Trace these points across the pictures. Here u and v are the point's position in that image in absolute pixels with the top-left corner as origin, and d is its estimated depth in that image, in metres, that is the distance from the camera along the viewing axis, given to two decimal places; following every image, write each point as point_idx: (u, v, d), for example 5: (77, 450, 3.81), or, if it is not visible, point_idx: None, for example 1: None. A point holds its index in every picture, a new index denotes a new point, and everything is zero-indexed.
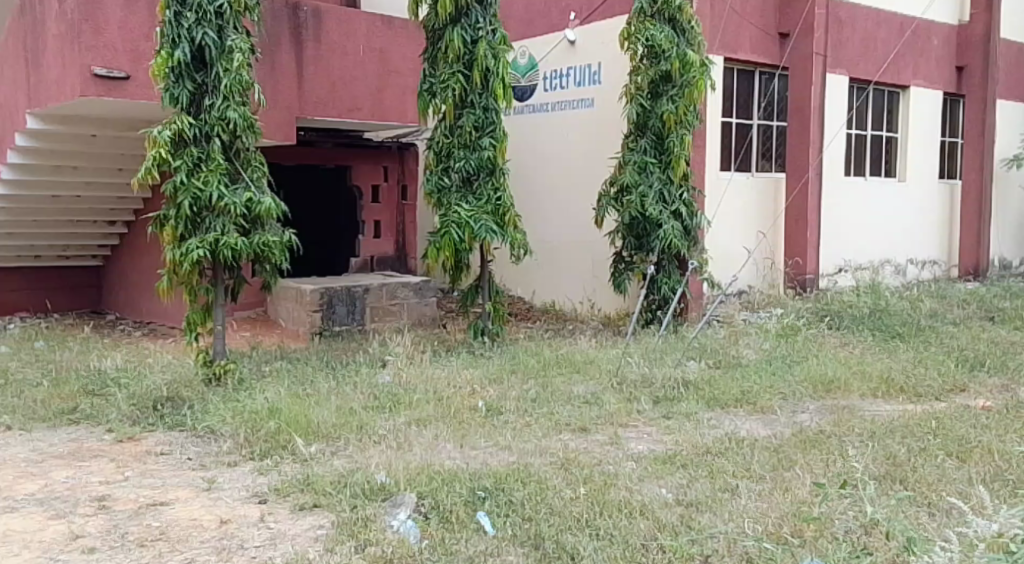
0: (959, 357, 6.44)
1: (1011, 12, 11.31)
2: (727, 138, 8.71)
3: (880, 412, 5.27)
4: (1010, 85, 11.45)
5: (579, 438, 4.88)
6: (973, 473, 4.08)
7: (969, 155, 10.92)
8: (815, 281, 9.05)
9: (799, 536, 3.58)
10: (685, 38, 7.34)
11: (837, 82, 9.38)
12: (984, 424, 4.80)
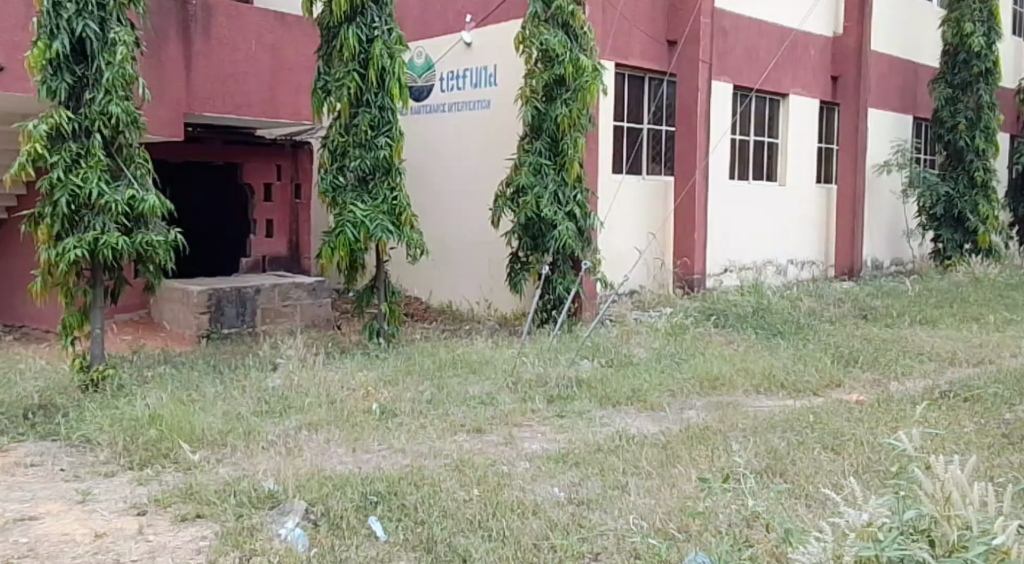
0: (835, 353, 6.73)
1: (882, 25, 11.88)
2: (619, 141, 8.88)
3: (762, 407, 5.47)
4: (882, 95, 12.03)
5: (474, 439, 4.91)
6: (847, 466, 4.27)
7: (844, 161, 11.40)
8: (702, 281, 9.29)
9: (684, 531, 3.68)
10: (578, 43, 7.49)
11: (722, 89, 9.68)
12: (858, 418, 5.04)
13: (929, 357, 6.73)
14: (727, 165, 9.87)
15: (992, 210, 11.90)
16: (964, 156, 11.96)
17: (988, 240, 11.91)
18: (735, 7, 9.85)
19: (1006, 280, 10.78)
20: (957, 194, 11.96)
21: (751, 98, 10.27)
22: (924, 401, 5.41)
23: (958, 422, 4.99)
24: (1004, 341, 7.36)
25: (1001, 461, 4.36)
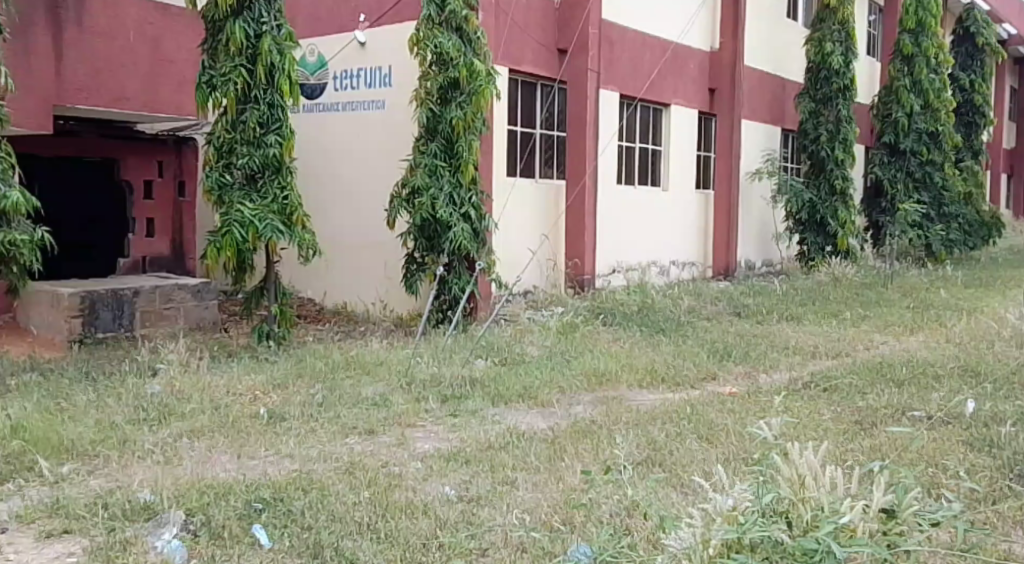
0: (712, 348, 7.07)
1: (755, 40, 12.47)
2: (513, 145, 9.05)
3: (645, 400, 5.74)
4: (755, 107, 12.61)
5: (366, 441, 5.00)
6: (720, 454, 4.55)
7: (720, 169, 11.88)
8: (592, 281, 9.55)
9: (567, 523, 3.87)
10: (472, 47, 7.64)
11: (609, 97, 9.99)
12: (729, 408, 5.34)
13: (794, 350, 7.14)
14: (614, 169, 10.17)
15: (850, 216, 12.54)
16: (825, 166, 12.60)
17: (846, 243, 12.55)
18: (621, 19, 10.17)
19: (861, 279, 11.56)
20: (819, 201, 12.57)
21: (636, 106, 10.60)
22: (787, 392, 5.77)
23: (817, 410, 5.34)
24: (862, 335, 7.87)
25: (854, 445, 4.71)
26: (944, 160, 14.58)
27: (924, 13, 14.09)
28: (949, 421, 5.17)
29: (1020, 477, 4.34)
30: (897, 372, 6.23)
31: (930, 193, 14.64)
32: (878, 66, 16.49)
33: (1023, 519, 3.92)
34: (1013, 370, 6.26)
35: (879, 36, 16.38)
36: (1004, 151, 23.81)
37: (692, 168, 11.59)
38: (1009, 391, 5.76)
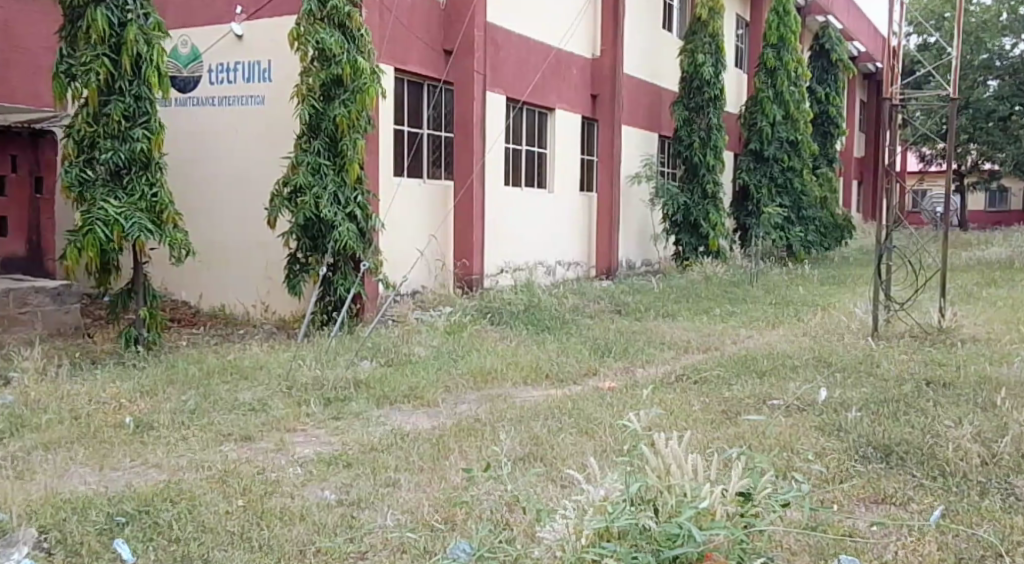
0: (594, 345, 7.25)
1: (634, 47, 12.80)
2: (400, 145, 9.04)
3: (529, 397, 5.85)
4: (634, 111, 12.94)
5: (242, 447, 4.93)
6: (595, 447, 4.69)
7: (603, 172, 12.17)
8: (480, 281, 9.73)
9: (448, 521, 3.93)
10: (356, 44, 7.62)
11: (496, 100, 10.09)
12: (607, 402, 5.50)
13: (669, 345, 7.39)
14: (501, 171, 10.27)
15: (720, 218, 13.32)
16: (697, 171, 13.31)
17: (717, 244, 13.28)
18: (506, 23, 10.26)
19: (731, 278, 11.89)
20: (693, 204, 13.25)
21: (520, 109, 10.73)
22: (659, 385, 5.98)
23: (687, 401, 5.55)
24: (729, 330, 8.20)
25: (721, 434, 4.93)
26: (803, 167, 15.35)
27: (784, 29, 14.73)
28: (804, 408, 5.46)
29: (867, 460, 4.65)
30: (759, 364, 6.52)
31: (791, 197, 15.42)
32: (744, 77, 17.13)
33: (864, 497, 4.23)
34: (863, 360, 6.65)
35: (745, 50, 17.03)
36: (856, 159, 24.98)
37: (575, 170, 11.83)
38: (857, 379, 6.13)
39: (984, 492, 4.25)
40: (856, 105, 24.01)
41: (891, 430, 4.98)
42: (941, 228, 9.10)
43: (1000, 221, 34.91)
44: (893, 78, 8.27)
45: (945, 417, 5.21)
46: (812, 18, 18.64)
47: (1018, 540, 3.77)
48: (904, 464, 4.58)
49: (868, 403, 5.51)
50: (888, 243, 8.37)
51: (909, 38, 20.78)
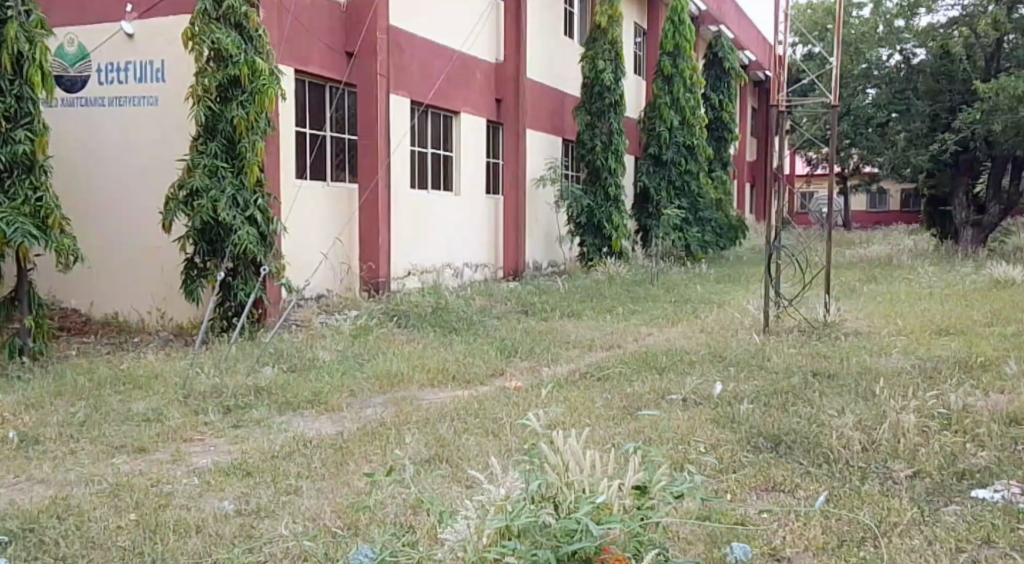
0: (501, 345, 7.28)
1: (537, 52, 12.90)
2: (302, 148, 8.92)
3: (435, 399, 5.84)
4: (538, 115, 13.03)
5: (134, 460, 4.79)
6: (500, 447, 4.70)
7: (508, 174, 12.23)
8: (386, 284, 9.65)
9: (350, 527, 3.89)
10: (254, 45, 7.50)
11: (400, 102, 10.04)
12: (513, 402, 5.53)
13: (574, 344, 7.48)
14: (406, 173, 10.21)
15: (622, 220, 13.53)
16: (600, 174, 13.46)
17: (620, 245, 13.50)
18: (409, 26, 10.21)
19: (635, 277, 12.11)
20: (596, 206, 13.41)
21: (425, 112, 10.69)
22: (564, 383, 6.04)
23: (590, 398, 5.61)
24: (632, 328, 8.31)
25: (622, 429, 5.01)
26: (699, 170, 15.81)
27: (679, 38, 15.05)
28: (700, 401, 5.60)
29: (758, 450, 4.79)
30: (658, 360, 6.64)
31: (688, 200, 15.85)
32: (642, 83, 17.43)
33: (756, 485, 4.36)
34: (755, 354, 6.84)
35: (644, 57, 17.34)
36: (748, 163, 25.67)
37: (481, 172, 11.86)
38: (750, 372, 6.31)
39: (864, 477, 4.42)
40: (747, 111, 24.66)
41: (782, 421, 5.14)
42: (825, 228, 9.46)
43: (882, 221, 36.32)
44: (779, 86, 8.56)
45: (829, 406, 5.40)
46: (705, 27, 19.08)
47: (895, 521, 3.94)
48: (791, 453, 4.73)
49: (759, 395, 5.68)
50: (777, 242, 8.67)
51: (797, 49, 21.46)
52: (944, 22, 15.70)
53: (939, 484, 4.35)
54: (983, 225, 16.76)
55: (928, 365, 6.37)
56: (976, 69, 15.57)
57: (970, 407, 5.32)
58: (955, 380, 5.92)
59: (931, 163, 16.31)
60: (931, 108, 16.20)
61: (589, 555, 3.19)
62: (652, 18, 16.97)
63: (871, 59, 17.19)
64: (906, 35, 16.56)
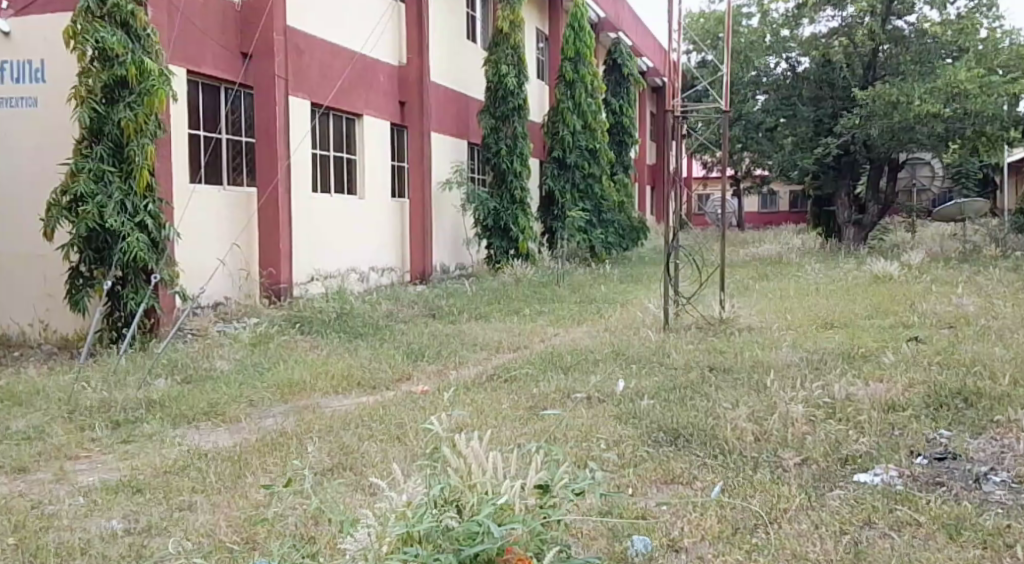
0: (406, 350, 7.21)
1: (440, 55, 12.87)
2: (196, 151, 8.69)
3: (338, 406, 5.75)
4: (442, 118, 12.99)
5: (14, 481, 4.57)
6: (402, 453, 4.65)
7: (413, 177, 12.16)
8: (289, 290, 9.48)
9: (246, 542, 3.79)
10: (141, 44, 7.28)
11: (300, 104, 9.86)
12: (419, 406, 5.48)
13: (481, 346, 7.46)
14: (307, 177, 10.04)
15: (528, 222, 13.66)
16: (505, 177, 13.51)
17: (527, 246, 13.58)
18: (308, 28, 10.05)
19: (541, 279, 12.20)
20: (502, 208, 13.47)
21: (326, 115, 10.54)
22: (470, 385, 6.02)
23: (497, 400, 5.61)
24: (538, 329, 8.34)
25: (527, 429, 5.02)
26: (602, 173, 16.01)
27: (580, 44, 15.23)
28: (603, 399, 5.65)
29: (658, 444, 4.85)
30: (564, 360, 6.68)
31: (591, 202, 16.02)
32: (545, 88, 17.56)
33: (656, 479, 4.41)
34: (656, 352, 6.93)
35: (546, 63, 17.48)
36: (648, 166, 26.15)
37: (385, 175, 11.76)
38: (651, 369, 6.40)
39: (757, 466, 4.52)
40: (646, 116, 25.12)
41: (681, 415, 5.22)
42: (720, 229, 9.67)
43: (773, 221, 37.43)
44: (673, 93, 8.73)
45: (724, 400, 5.51)
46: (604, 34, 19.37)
47: (785, 508, 4.03)
48: (689, 446, 4.82)
49: (659, 391, 5.76)
50: (675, 243, 8.84)
51: (691, 57, 21.94)
52: (826, 33, 16.49)
53: (826, 470, 4.48)
54: (864, 224, 17.57)
55: (816, 357, 6.57)
56: (854, 76, 16.49)
57: (853, 396, 5.51)
58: (839, 370, 6.12)
59: (815, 165, 16.89)
60: (815, 114, 16.88)
61: (492, 556, 3.18)
62: (553, 24, 17.15)
63: (758, 67, 17.27)
64: (790, 44, 16.89)
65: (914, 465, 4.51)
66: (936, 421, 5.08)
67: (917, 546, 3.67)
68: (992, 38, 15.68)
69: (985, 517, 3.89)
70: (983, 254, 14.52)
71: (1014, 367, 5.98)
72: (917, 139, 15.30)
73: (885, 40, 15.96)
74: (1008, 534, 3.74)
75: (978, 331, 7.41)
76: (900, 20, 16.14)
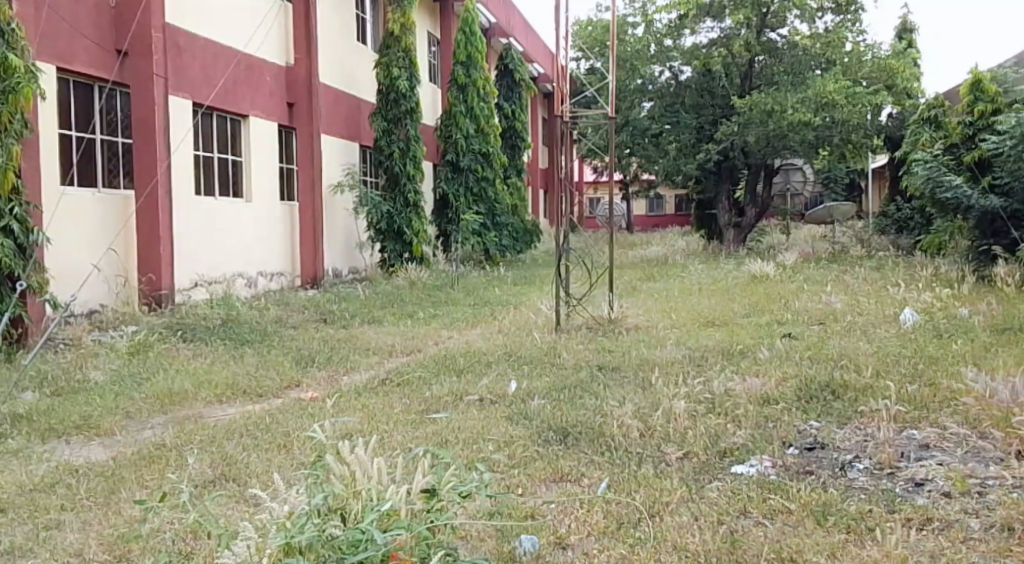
0: (295, 356, 7.08)
1: (330, 56, 12.70)
2: (67, 151, 8.36)
3: (221, 416, 5.60)
4: (333, 120, 12.83)
5: None
6: (289, 463, 4.56)
7: (302, 180, 11.97)
8: (170, 296, 9.20)
9: (120, 559, 3.67)
10: (5, 39, 6.95)
11: (180, 104, 9.58)
12: (306, 413, 5.39)
13: (373, 350, 7.39)
14: (190, 180, 9.77)
15: (422, 225, 13.60)
16: (399, 180, 13.43)
17: (421, 250, 13.54)
18: (189, 25, 9.78)
19: (435, 282, 12.15)
20: (395, 212, 13.39)
21: (210, 116, 10.28)
22: (361, 391, 5.95)
23: (389, 404, 5.57)
24: (432, 332, 8.32)
25: (418, 434, 4.99)
26: (495, 177, 16.08)
27: (471, 48, 15.33)
28: (495, 400, 5.67)
29: (548, 443, 4.89)
30: (456, 363, 6.67)
31: (486, 205, 16.06)
32: (438, 92, 17.50)
33: (545, 477, 4.45)
34: (547, 352, 7.00)
35: (438, 66, 17.45)
36: (540, 170, 26.40)
37: (273, 178, 11.54)
38: (543, 369, 6.46)
39: (641, 461, 4.61)
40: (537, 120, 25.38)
41: (570, 414, 5.29)
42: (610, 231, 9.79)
43: (660, 224, 38.27)
44: (562, 98, 8.84)
45: (612, 397, 5.61)
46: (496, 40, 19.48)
47: (666, 501, 4.12)
48: (577, 444, 4.87)
49: (549, 391, 5.80)
50: (566, 246, 8.96)
51: (581, 64, 22.22)
52: (707, 44, 16.88)
53: (704, 463, 4.60)
54: (743, 227, 18.15)
55: (698, 354, 6.74)
56: (732, 85, 17.05)
57: (732, 390, 5.67)
58: (719, 367, 6.30)
59: (698, 171, 17.42)
60: (697, 121, 17.40)
61: None
62: (444, 28, 17.15)
63: (644, 75, 17.47)
64: (673, 54, 17.13)
65: (786, 455, 4.68)
66: (807, 413, 5.28)
67: (788, 532, 3.80)
68: (856, 51, 16.45)
69: (849, 502, 4.06)
70: (852, 254, 15.17)
71: (877, 360, 6.26)
72: (791, 146, 16.01)
73: (761, 51, 16.55)
74: (870, 518, 3.91)
75: (845, 327, 7.72)
76: (774, 32, 16.70)
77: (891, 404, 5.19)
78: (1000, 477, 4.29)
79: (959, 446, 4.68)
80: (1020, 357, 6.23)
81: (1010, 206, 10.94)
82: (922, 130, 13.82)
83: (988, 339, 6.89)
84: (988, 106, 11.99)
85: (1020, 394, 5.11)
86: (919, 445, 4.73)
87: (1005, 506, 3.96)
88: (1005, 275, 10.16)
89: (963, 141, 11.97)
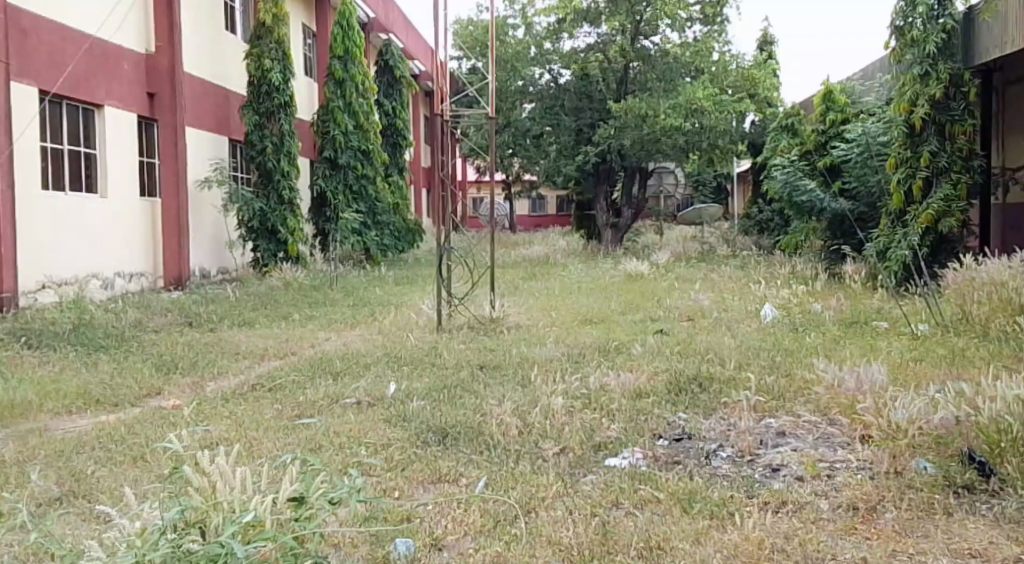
0: (157, 363, 6.81)
1: (195, 46, 12.30)
2: None
3: (71, 428, 5.34)
4: (200, 112, 12.44)
5: None
6: (142, 476, 4.39)
7: (165, 175, 11.55)
8: (14, 299, 8.75)
9: None
10: None
11: (24, 92, 9.13)
12: (164, 423, 5.19)
13: (244, 355, 7.19)
14: (36, 173, 9.31)
15: (297, 223, 13.38)
16: (272, 176, 13.13)
17: (296, 249, 13.32)
18: (34, 7, 9.32)
19: (311, 282, 11.93)
20: (268, 209, 13.11)
21: (59, 105, 9.84)
22: (230, 396, 5.78)
23: (259, 410, 5.43)
24: (307, 334, 8.17)
25: (292, 439, 4.88)
26: (375, 175, 15.93)
27: (349, 43, 15.08)
28: (373, 403, 5.61)
29: (426, 444, 4.86)
30: (333, 365, 6.56)
31: (366, 204, 15.87)
32: (314, 87, 17.23)
33: (423, 478, 4.42)
34: (427, 352, 6.97)
35: (314, 59, 17.16)
36: (421, 169, 26.29)
37: (132, 172, 11.10)
38: (421, 370, 6.42)
39: (518, 459, 4.63)
40: (417, 118, 25.32)
41: (448, 414, 5.27)
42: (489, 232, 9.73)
43: (541, 224, 38.66)
44: (442, 97, 8.81)
45: (491, 396, 5.62)
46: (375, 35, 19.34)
47: (542, 496, 4.15)
48: (456, 444, 4.86)
49: (429, 392, 5.78)
50: (447, 244, 8.96)
51: (462, 64, 22.26)
52: (584, 48, 17.18)
53: (580, 457, 4.66)
54: (619, 227, 18.50)
55: (574, 352, 6.82)
56: (609, 90, 17.24)
57: (606, 386, 5.77)
58: (596, 363, 6.41)
59: (577, 172, 17.65)
60: (576, 123, 17.55)
61: None
62: (320, 21, 16.87)
63: (524, 77, 17.66)
64: (552, 57, 17.40)
65: (656, 446, 4.78)
66: (676, 405, 5.40)
67: (655, 522, 3.87)
68: (722, 61, 17.07)
69: (713, 489, 4.18)
70: (719, 254, 15.63)
71: (740, 354, 6.47)
72: (662, 150, 16.33)
73: (635, 57, 16.86)
74: (731, 504, 4.04)
75: (711, 323, 7.96)
76: (645, 40, 17.02)
77: (751, 395, 5.38)
78: (847, 460, 4.51)
79: (811, 433, 4.88)
80: (867, 349, 6.57)
81: (858, 208, 11.60)
82: (780, 137, 14.49)
83: (839, 332, 7.23)
84: (837, 115, 12.52)
85: (865, 384, 5.39)
86: (776, 433, 4.91)
87: (852, 487, 4.16)
88: (854, 273, 10.67)
89: (816, 148, 12.56)
